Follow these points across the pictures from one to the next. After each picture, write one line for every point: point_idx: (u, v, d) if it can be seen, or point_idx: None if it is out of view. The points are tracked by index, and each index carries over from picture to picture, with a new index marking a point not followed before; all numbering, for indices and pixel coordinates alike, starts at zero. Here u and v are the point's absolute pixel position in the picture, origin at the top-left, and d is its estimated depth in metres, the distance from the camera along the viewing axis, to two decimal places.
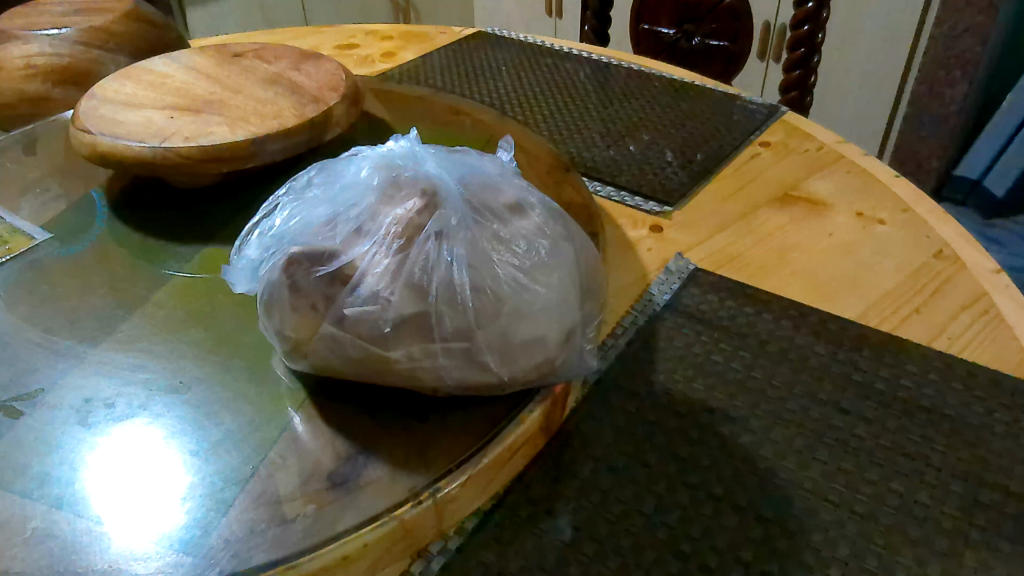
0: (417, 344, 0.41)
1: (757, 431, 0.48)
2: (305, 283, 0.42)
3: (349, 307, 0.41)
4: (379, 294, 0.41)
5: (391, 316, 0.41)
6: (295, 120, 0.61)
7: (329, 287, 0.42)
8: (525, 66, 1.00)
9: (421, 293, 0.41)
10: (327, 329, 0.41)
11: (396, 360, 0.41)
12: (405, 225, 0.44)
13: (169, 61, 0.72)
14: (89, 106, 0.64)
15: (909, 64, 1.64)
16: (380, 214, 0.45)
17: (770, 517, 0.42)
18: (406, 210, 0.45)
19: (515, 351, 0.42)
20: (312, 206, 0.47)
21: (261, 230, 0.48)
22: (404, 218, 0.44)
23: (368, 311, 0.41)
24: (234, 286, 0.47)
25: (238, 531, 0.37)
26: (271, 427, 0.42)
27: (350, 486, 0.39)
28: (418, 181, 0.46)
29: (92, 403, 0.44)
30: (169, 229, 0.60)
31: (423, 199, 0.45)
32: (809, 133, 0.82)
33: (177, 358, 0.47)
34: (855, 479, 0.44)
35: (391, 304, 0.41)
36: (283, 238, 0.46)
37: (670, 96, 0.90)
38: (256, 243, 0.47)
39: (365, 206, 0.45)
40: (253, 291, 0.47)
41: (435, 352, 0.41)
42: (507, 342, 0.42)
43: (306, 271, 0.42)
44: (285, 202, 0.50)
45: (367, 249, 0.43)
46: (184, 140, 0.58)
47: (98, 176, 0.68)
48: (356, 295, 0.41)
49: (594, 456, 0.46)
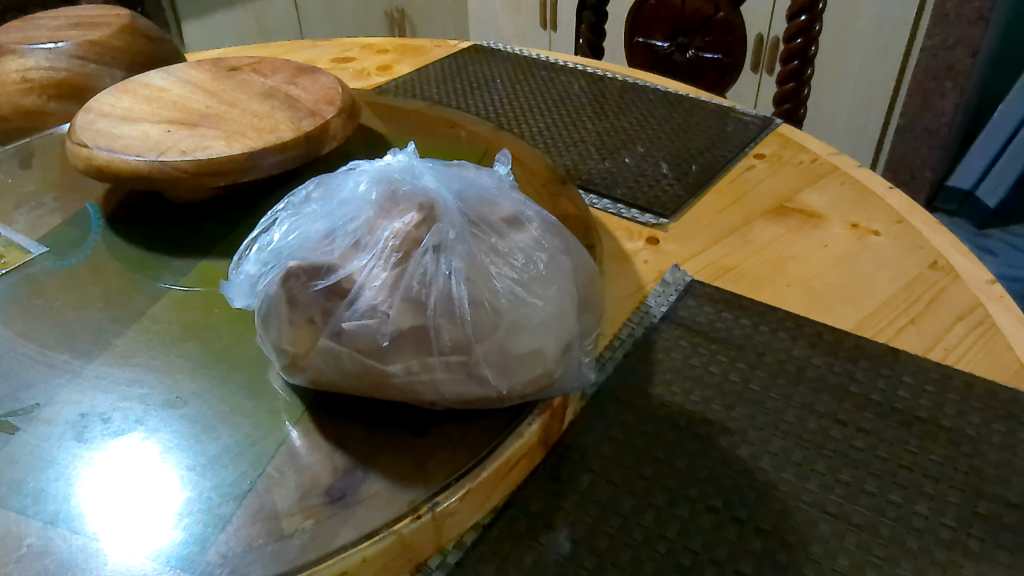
0: (415, 358, 0.41)
1: (755, 443, 0.48)
2: (303, 296, 0.42)
3: (347, 320, 0.41)
4: (376, 308, 0.41)
5: (389, 329, 0.41)
6: (291, 134, 0.61)
7: (327, 300, 0.42)
8: (520, 78, 1.00)
9: (419, 306, 0.41)
10: (325, 342, 0.41)
11: (394, 374, 0.41)
12: (403, 239, 0.44)
13: (165, 75, 0.72)
14: (86, 120, 0.64)
15: (902, 73, 1.66)
16: (378, 227, 0.45)
17: (769, 530, 0.42)
18: (404, 223, 0.45)
19: (513, 365, 0.42)
20: (310, 220, 0.47)
21: (260, 246, 0.48)
22: (401, 232, 0.44)
23: (365, 325, 0.41)
24: (232, 301, 0.47)
25: (235, 547, 0.37)
26: (268, 441, 0.42)
27: (348, 501, 0.39)
28: (415, 195, 0.46)
29: (88, 418, 0.44)
30: (166, 243, 0.60)
31: (421, 213, 0.45)
32: (802, 144, 0.82)
33: (174, 373, 0.47)
34: (853, 490, 0.45)
35: (389, 317, 0.41)
36: (281, 253, 0.45)
37: (665, 109, 0.91)
38: (254, 259, 0.47)
39: (363, 220, 0.45)
40: (251, 305, 0.46)
41: (432, 366, 0.41)
42: (505, 355, 0.42)
43: (304, 285, 0.42)
44: (283, 217, 0.49)
45: (365, 263, 0.43)
46: (181, 154, 0.58)
47: (94, 189, 0.68)
48: (354, 309, 0.41)
49: (593, 469, 0.46)
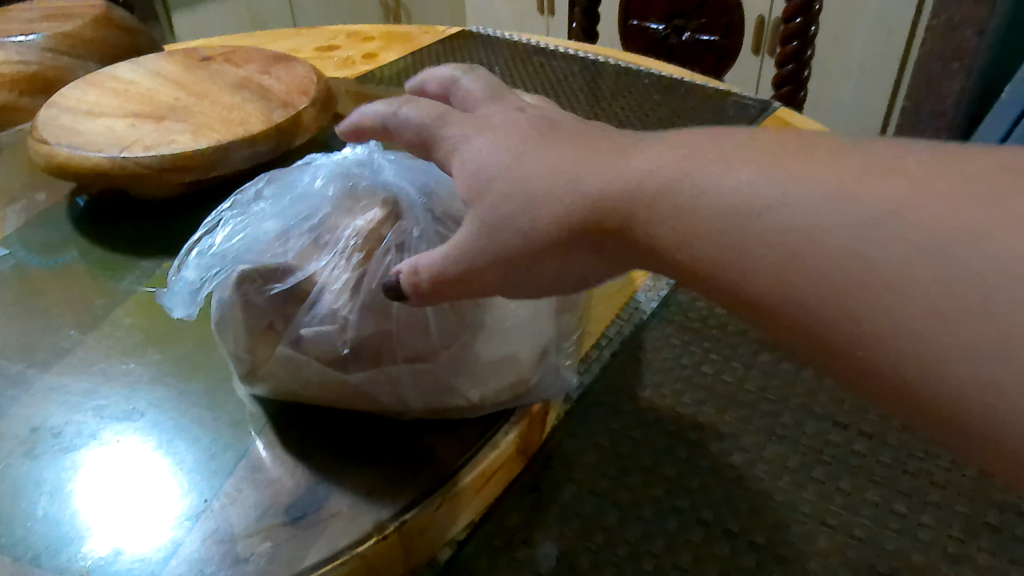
0: (376, 368, 0.39)
1: (749, 449, 0.45)
2: (259, 301, 0.39)
3: (306, 327, 0.39)
4: (336, 313, 0.39)
5: (350, 336, 0.39)
6: (261, 126, 0.58)
7: (285, 306, 0.39)
8: (510, 65, 0.97)
9: (383, 310, 0.39)
10: (282, 350, 0.39)
11: (351, 384, 0.39)
12: (366, 238, 0.41)
13: (134, 67, 0.69)
14: (49, 115, 0.61)
15: (907, 53, 1.64)
16: (340, 226, 0.42)
17: (763, 544, 0.40)
18: (367, 220, 0.42)
19: (484, 370, 0.40)
20: (259, 218, 0.43)
21: (200, 249, 0.43)
22: (364, 229, 0.41)
23: (324, 332, 0.39)
24: (172, 312, 0.41)
25: (186, 574, 0.34)
26: (227, 456, 0.40)
27: (309, 521, 0.36)
28: (378, 190, 0.43)
29: (39, 433, 0.41)
30: (132, 243, 0.57)
31: (385, 208, 0.42)
32: (802, 128, 0.79)
33: (132, 383, 0.44)
34: (854, 500, 0.42)
35: (349, 323, 0.39)
36: (226, 256, 0.40)
37: (660, 94, 0.87)
38: (194, 263, 0.41)
39: (322, 218, 0.42)
40: (192, 316, 0.41)
41: (395, 374, 0.38)
42: (474, 362, 0.40)
43: (259, 289, 0.39)
44: (229, 218, 0.44)
45: (325, 264, 0.40)
46: (144, 149, 0.56)
47: (61, 188, 0.66)
48: (312, 315, 0.39)
49: (576, 479, 0.43)
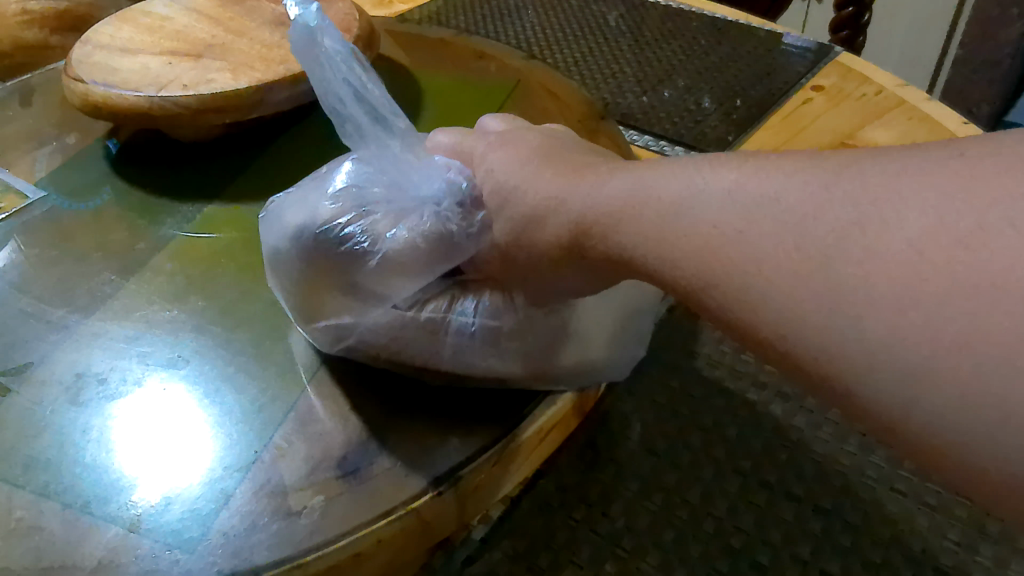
0: (464, 358, 0.39)
1: (814, 410, 0.43)
2: (359, 340, 0.39)
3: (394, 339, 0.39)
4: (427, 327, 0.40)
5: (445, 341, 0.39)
6: (302, 65, 0.56)
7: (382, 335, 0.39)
8: (553, 4, 0.92)
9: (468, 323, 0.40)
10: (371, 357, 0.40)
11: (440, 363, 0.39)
12: (431, 234, 0.40)
13: (168, 2, 0.66)
14: (83, 53, 0.59)
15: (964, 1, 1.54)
16: (400, 218, 0.40)
17: (829, 509, 0.38)
18: (426, 214, 0.40)
19: (562, 352, 0.40)
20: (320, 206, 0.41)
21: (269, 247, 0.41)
22: (425, 225, 0.40)
23: (418, 345, 0.39)
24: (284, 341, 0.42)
25: (239, 525, 0.33)
26: (276, 407, 0.39)
27: (362, 476, 0.35)
28: (429, 176, 0.41)
29: (84, 378, 0.41)
30: (170, 187, 0.56)
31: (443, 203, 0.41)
32: (866, 74, 0.73)
33: (176, 330, 0.43)
34: (925, 466, 0.40)
35: (442, 340, 0.39)
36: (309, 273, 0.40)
37: (712, 37, 0.83)
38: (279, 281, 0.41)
39: (385, 214, 0.40)
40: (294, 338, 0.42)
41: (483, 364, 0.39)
42: (554, 351, 0.40)
43: (359, 334, 0.39)
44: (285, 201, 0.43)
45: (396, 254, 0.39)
46: (182, 88, 0.53)
47: (96, 128, 0.64)
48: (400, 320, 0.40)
49: (632, 438, 0.42)
